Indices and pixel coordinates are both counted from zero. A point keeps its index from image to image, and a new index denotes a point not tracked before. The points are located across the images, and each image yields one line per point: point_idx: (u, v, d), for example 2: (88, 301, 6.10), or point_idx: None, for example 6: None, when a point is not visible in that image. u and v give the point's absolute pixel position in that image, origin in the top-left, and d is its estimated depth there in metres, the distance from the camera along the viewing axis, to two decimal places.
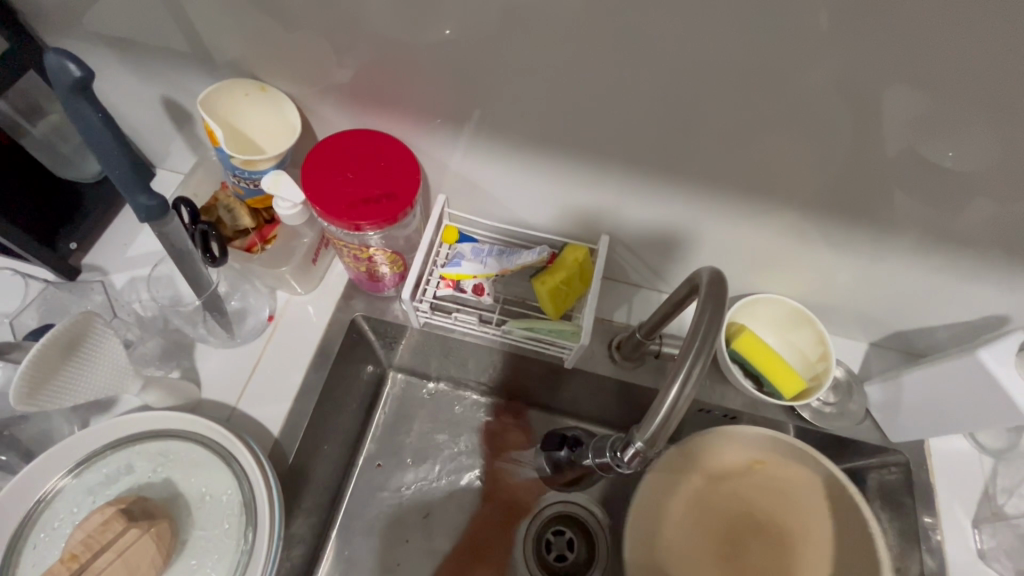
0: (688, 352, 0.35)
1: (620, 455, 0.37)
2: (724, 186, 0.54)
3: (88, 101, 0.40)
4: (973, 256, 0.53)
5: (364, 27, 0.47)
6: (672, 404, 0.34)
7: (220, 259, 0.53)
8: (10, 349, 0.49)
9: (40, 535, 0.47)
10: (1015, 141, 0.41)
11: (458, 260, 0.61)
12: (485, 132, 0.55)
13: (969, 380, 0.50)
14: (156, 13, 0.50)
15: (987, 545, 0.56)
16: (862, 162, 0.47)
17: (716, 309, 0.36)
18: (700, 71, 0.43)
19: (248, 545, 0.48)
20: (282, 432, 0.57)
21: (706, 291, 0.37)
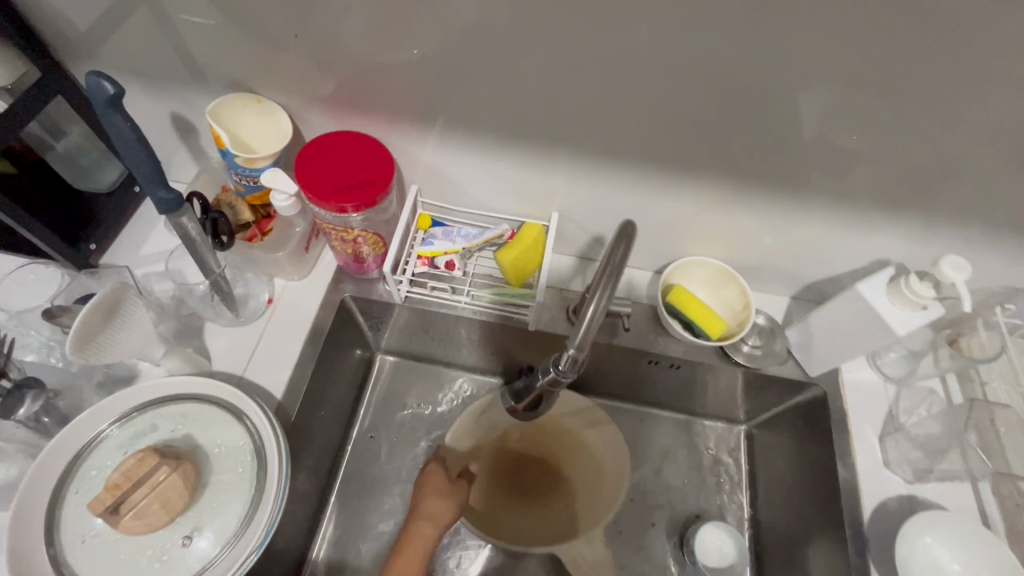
0: (599, 283, 0.43)
1: (559, 363, 0.47)
2: (650, 165, 0.65)
3: (121, 113, 0.50)
4: (855, 211, 0.65)
5: (343, 44, 0.57)
6: (590, 318, 0.44)
7: (228, 243, 0.64)
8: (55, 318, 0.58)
9: (80, 483, 0.54)
10: (860, 107, 0.53)
11: (431, 240, 0.73)
12: (449, 129, 0.66)
13: (856, 311, 0.61)
14: (169, 40, 0.61)
15: (891, 454, 0.66)
16: (751, 136, 0.58)
17: (623, 251, 0.43)
18: (613, 66, 0.54)
19: (261, 482, 0.57)
20: (284, 395, 0.66)
21: (615, 241, 0.43)
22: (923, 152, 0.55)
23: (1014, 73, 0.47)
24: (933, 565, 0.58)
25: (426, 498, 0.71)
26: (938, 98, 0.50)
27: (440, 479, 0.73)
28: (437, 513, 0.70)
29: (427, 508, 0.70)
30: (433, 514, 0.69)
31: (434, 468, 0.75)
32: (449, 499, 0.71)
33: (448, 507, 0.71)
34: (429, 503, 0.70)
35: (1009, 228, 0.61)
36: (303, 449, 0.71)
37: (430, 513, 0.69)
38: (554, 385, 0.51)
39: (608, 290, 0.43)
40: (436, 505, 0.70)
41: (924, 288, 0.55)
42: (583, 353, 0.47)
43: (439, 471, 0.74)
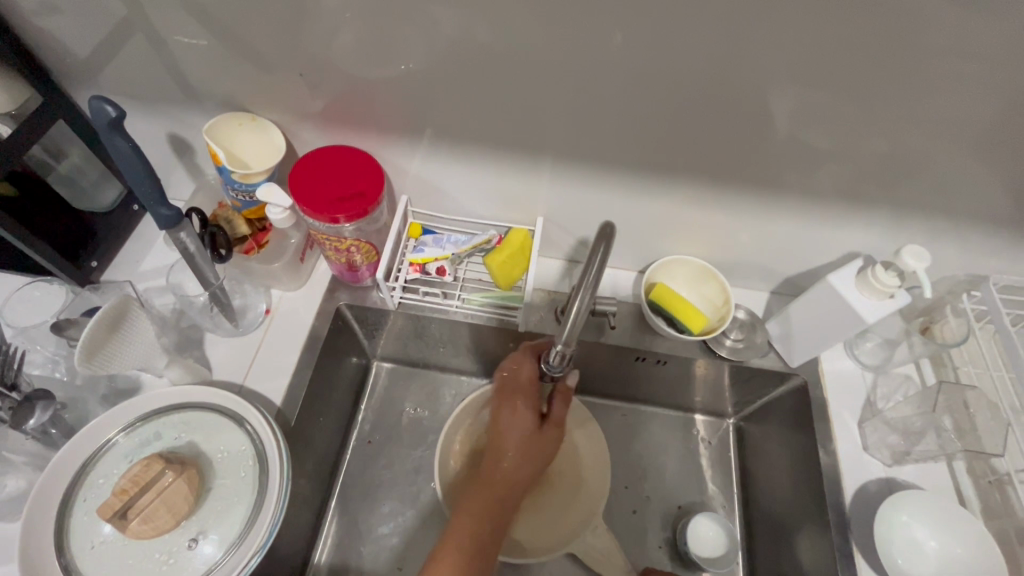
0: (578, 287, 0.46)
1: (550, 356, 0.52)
2: (628, 169, 0.68)
3: (122, 135, 0.52)
4: (825, 208, 0.68)
5: (333, 63, 0.60)
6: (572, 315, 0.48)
7: (226, 256, 0.67)
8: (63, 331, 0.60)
9: (89, 492, 0.56)
10: (821, 108, 0.56)
11: (421, 248, 0.76)
12: (436, 141, 0.69)
13: (828, 301, 0.64)
14: (166, 64, 0.64)
15: (870, 439, 0.69)
16: (722, 138, 0.62)
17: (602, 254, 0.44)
18: (588, 78, 0.57)
19: (263, 486, 0.58)
20: (283, 402, 0.68)
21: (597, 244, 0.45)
22: (882, 149, 0.59)
23: (958, 72, 0.50)
24: (912, 543, 0.61)
25: (502, 452, 0.60)
26: (892, 97, 0.54)
27: (531, 423, 0.61)
28: (508, 469, 0.59)
29: (505, 466, 0.59)
30: (507, 473, 0.59)
31: (519, 410, 0.61)
32: (530, 451, 0.60)
33: (523, 460, 0.60)
34: (509, 460, 0.59)
35: (967, 218, 0.65)
36: (303, 454, 0.73)
37: (504, 470, 0.59)
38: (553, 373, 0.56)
39: (588, 294, 0.46)
40: (511, 463, 0.60)
41: (889, 278, 0.59)
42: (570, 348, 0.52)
43: (527, 419, 0.61)
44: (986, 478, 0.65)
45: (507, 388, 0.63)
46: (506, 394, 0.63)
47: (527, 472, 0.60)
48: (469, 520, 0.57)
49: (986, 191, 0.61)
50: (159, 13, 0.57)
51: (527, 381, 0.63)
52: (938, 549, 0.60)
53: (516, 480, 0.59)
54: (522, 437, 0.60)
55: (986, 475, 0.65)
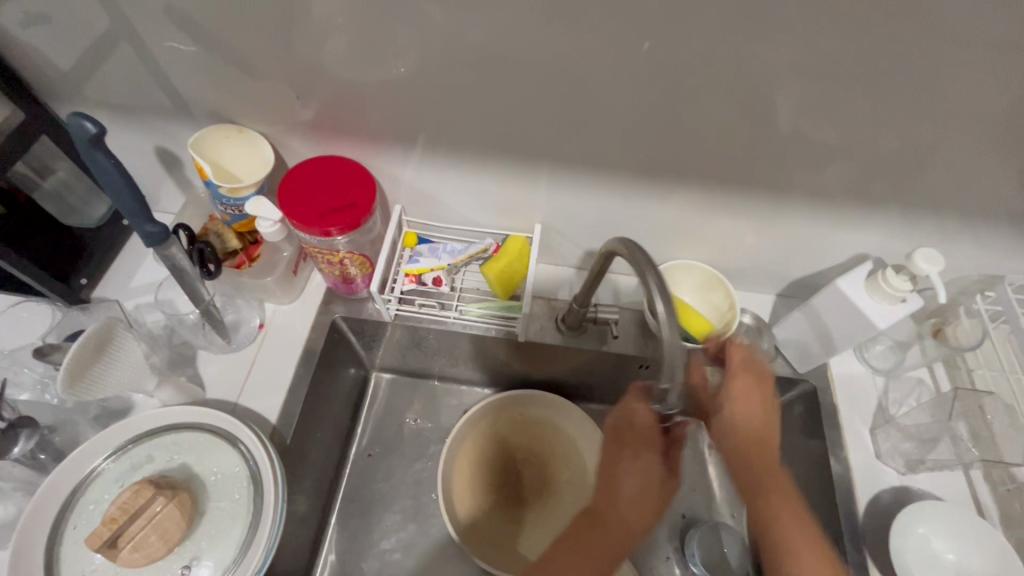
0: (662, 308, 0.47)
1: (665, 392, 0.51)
2: (628, 173, 0.66)
3: (103, 151, 0.51)
4: (832, 209, 0.66)
5: (321, 72, 0.59)
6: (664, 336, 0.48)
7: (216, 272, 0.65)
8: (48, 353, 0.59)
9: (79, 517, 0.55)
10: (825, 106, 0.54)
11: (417, 258, 0.74)
12: (429, 148, 0.67)
13: (837, 306, 0.62)
14: (152, 76, 0.62)
15: (883, 446, 0.67)
16: (723, 139, 0.60)
17: (649, 265, 0.48)
18: (583, 80, 0.55)
19: (257, 508, 0.57)
20: (278, 419, 0.67)
21: (639, 259, 0.49)
22: (890, 147, 0.57)
23: (969, 66, 0.48)
24: (932, 557, 0.58)
25: (619, 501, 0.57)
26: (899, 93, 0.52)
27: (654, 471, 0.57)
28: (630, 519, 0.56)
29: (628, 516, 0.56)
30: (629, 524, 0.56)
31: (642, 459, 0.57)
32: (653, 502, 0.57)
33: (645, 511, 0.56)
34: (634, 512, 0.56)
35: (980, 217, 0.63)
36: (301, 471, 0.71)
37: (624, 520, 0.56)
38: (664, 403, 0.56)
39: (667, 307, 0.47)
40: (631, 513, 0.56)
41: (900, 281, 0.57)
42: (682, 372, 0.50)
43: (651, 468, 0.57)
44: (1004, 485, 0.63)
45: (624, 432, 0.59)
46: (623, 438, 0.59)
47: (649, 520, 0.57)
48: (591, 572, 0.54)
49: (999, 189, 0.59)
50: (141, 24, 0.56)
51: (649, 429, 0.58)
52: (956, 561, 0.58)
53: (636, 527, 0.56)
54: (642, 486, 0.57)
55: (1004, 482, 0.63)
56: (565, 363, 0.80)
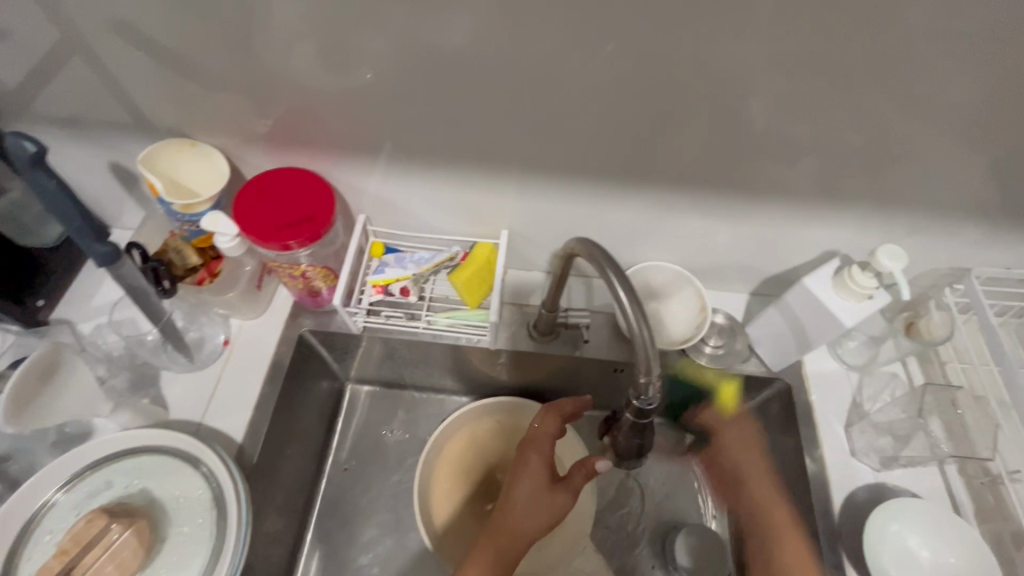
0: (633, 306, 0.46)
1: (649, 393, 0.49)
2: (592, 177, 0.65)
3: (46, 171, 0.49)
4: (799, 206, 0.65)
5: (273, 83, 0.57)
6: (640, 336, 0.46)
7: (170, 289, 0.63)
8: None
9: (33, 549, 0.53)
10: (781, 104, 0.54)
11: (382, 268, 0.72)
12: (390, 157, 0.66)
13: (805, 303, 0.61)
14: (100, 91, 0.61)
15: (858, 443, 0.66)
16: (683, 140, 0.59)
17: (609, 259, 0.47)
18: (538, 84, 0.55)
19: (220, 532, 0.55)
20: (244, 437, 0.65)
21: (597, 256, 0.48)
22: (852, 142, 0.56)
23: (921, 57, 0.48)
24: (905, 553, 0.58)
25: (507, 505, 0.59)
26: (853, 90, 0.51)
27: (540, 479, 0.60)
28: (514, 527, 0.58)
29: (511, 519, 0.58)
30: (509, 526, 0.58)
31: (530, 466, 0.61)
32: (537, 508, 0.59)
33: (527, 519, 0.58)
34: (513, 513, 0.58)
35: (944, 209, 0.62)
36: (271, 489, 0.70)
37: (505, 522, 0.58)
38: (641, 417, 0.51)
39: (636, 300, 0.46)
40: (514, 518, 0.58)
41: (866, 278, 0.56)
42: (656, 376, 0.48)
43: (537, 475, 0.61)
44: (979, 478, 0.63)
45: (525, 442, 0.64)
46: (521, 447, 0.64)
47: (532, 528, 0.58)
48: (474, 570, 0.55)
49: (961, 181, 0.59)
50: (81, 36, 0.54)
51: (545, 437, 0.63)
52: (931, 559, 0.57)
53: (523, 538, 0.58)
54: (532, 492, 0.60)
55: (978, 476, 0.63)
56: (540, 370, 0.80)
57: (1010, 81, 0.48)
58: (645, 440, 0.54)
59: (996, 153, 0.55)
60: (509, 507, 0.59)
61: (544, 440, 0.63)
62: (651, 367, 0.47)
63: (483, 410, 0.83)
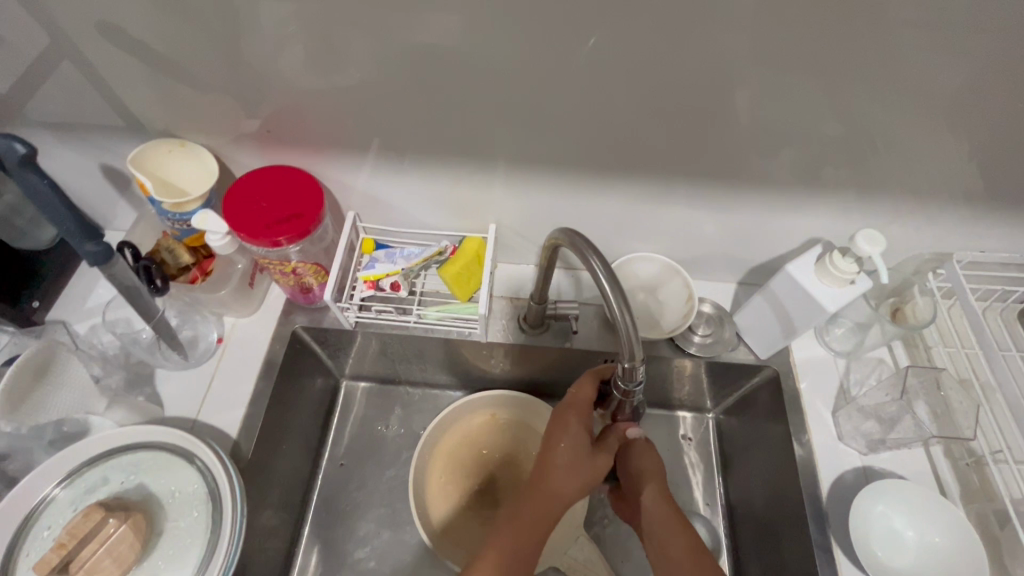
0: (614, 295, 0.46)
1: (632, 374, 0.50)
2: (576, 170, 0.66)
3: (36, 172, 0.50)
4: (781, 194, 0.66)
5: (259, 82, 0.58)
6: (622, 326, 0.46)
7: (163, 287, 0.65)
8: None
9: (31, 545, 0.54)
10: (758, 93, 0.54)
11: (373, 264, 0.73)
12: (377, 154, 0.67)
13: (789, 289, 0.62)
14: (88, 93, 0.61)
15: (845, 427, 0.67)
16: (663, 131, 0.60)
17: (592, 248, 0.47)
18: (519, 79, 0.55)
19: (216, 526, 0.56)
20: (239, 433, 0.66)
21: (580, 242, 0.49)
22: (832, 129, 0.57)
23: (893, 44, 0.49)
24: (890, 533, 0.59)
25: (547, 468, 0.59)
26: (828, 79, 0.52)
27: (581, 442, 0.60)
28: (557, 490, 0.58)
29: (555, 483, 0.58)
30: (552, 489, 0.58)
31: (572, 429, 0.61)
32: (581, 470, 0.59)
33: (566, 481, 0.58)
34: (558, 476, 0.58)
35: (925, 194, 0.63)
36: (266, 484, 0.71)
37: (550, 485, 0.58)
38: (628, 394, 0.54)
39: (618, 290, 0.46)
40: (556, 481, 0.58)
41: (847, 264, 0.57)
42: (640, 361, 0.49)
43: (579, 437, 0.60)
44: (964, 460, 0.64)
45: (565, 405, 0.63)
46: (560, 410, 0.63)
47: (572, 492, 0.59)
48: (515, 534, 0.56)
49: (940, 166, 0.59)
50: (68, 38, 0.55)
51: (584, 402, 0.63)
52: (917, 539, 0.58)
53: (563, 501, 0.58)
54: (572, 457, 0.59)
55: (963, 457, 0.64)
56: (532, 362, 0.81)
57: (983, 65, 0.49)
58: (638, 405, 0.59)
59: (973, 138, 0.56)
60: (547, 470, 0.59)
61: (581, 403, 0.62)
62: (633, 353, 0.48)
63: (476, 402, 0.84)
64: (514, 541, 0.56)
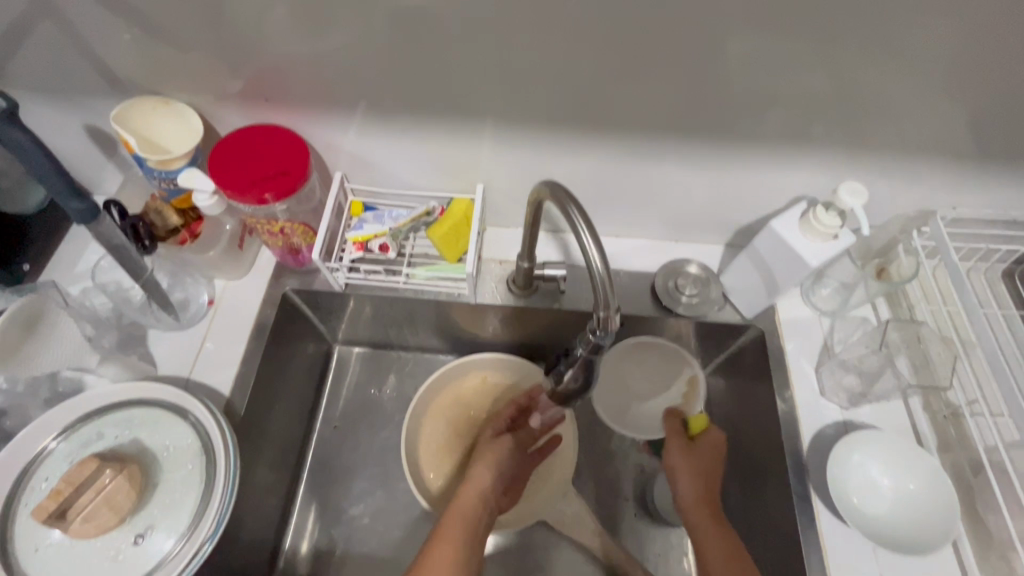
0: (588, 236, 0.46)
1: (603, 325, 0.48)
2: (563, 127, 0.66)
3: (19, 127, 0.50)
4: (769, 152, 0.66)
5: (238, 37, 0.57)
6: (597, 270, 0.46)
7: (151, 246, 0.65)
8: None
9: (30, 496, 0.55)
10: (748, 44, 0.53)
11: (361, 225, 0.73)
12: (362, 112, 0.66)
13: (773, 246, 0.63)
14: (66, 48, 0.60)
15: (827, 383, 0.69)
16: (652, 86, 0.59)
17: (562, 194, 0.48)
18: (505, 31, 0.54)
19: (210, 477, 0.58)
20: (232, 391, 0.68)
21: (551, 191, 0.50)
22: (822, 82, 0.56)
23: None
24: (866, 481, 0.61)
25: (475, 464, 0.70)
26: (820, 29, 0.51)
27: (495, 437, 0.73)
28: (485, 482, 0.68)
29: (479, 466, 0.69)
30: (480, 479, 0.68)
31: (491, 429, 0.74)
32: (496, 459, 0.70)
33: (491, 475, 0.69)
34: (479, 461, 0.70)
35: (914, 149, 0.63)
36: (260, 442, 0.72)
37: (479, 476, 0.68)
38: (594, 354, 0.50)
39: (593, 234, 0.46)
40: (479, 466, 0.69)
41: (829, 218, 0.58)
42: (615, 311, 0.47)
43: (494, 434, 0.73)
44: (942, 413, 0.65)
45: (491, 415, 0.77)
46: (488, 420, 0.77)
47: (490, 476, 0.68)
48: (461, 510, 0.64)
49: (931, 119, 0.59)
50: None
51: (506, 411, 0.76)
52: (892, 488, 0.60)
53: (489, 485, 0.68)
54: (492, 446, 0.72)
55: (941, 410, 0.65)
56: (522, 325, 0.82)
57: (979, 9, 0.48)
58: (593, 378, 0.54)
59: (966, 89, 0.55)
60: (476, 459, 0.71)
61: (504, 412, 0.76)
62: (607, 299, 0.47)
63: (468, 365, 0.85)
64: (453, 513, 0.63)
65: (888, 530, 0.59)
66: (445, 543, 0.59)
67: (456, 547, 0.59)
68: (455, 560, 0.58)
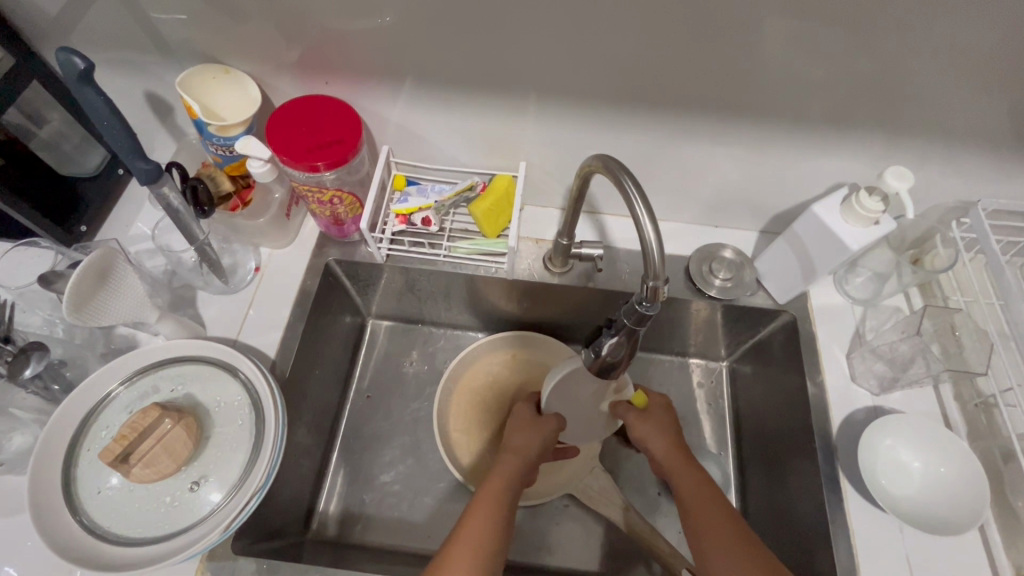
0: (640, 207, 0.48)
1: (648, 296, 0.48)
2: (611, 109, 0.67)
3: (92, 87, 0.52)
4: (814, 137, 0.67)
5: (305, 13, 0.59)
6: (650, 234, 0.47)
7: (209, 211, 0.66)
8: (56, 280, 0.60)
9: (92, 444, 0.58)
10: (806, 28, 0.54)
11: (405, 198, 0.76)
12: (416, 87, 0.68)
13: (814, 229, 0.64)
14: (137, 16, 0.62)
15: (857, 368, 0.70)
16: (706, 70, 0.60)
17: (619, 168, 0.50)
18: (567, 13, 0.56)
19: (258, 433, 0.60)
20: (277, 354, 0.70)
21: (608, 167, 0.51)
22: (877, 68, 0.57)
23: None
24: (895, 464, 0.62)
25: (512, 434, 0.68)
26: (882, 15, 0.52)
27: (525, 416, 0.70)
28: (523, 455, 0.65)
29: (516, 442, 0.67)
30: (520, 448, 0.66)
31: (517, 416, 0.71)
32: (535, 436, 0.67)
33: (531, 448, 0.66)
34: (515, 437, 0.67)
35: (961, 141, 0.63)
36: (301, 405, 0.75)
37: (519, 447, 0.66)
38: (638, 326, 0.50)
39: (648, 210, 0.48)
40: (516, 442, 0.67)
41: (873, 203, 0.58)
42: (663, 282, 0.48)
43: (522, 414, 0.71)
44: (973, 402, 0.66)
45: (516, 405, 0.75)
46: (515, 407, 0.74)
47: (533, 451, 0.66)
48: (495, 482, 0.61)
49: (980, 110, 0.59)
50: None
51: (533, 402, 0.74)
52: (922, 471, 0.61)
53: (529, 459, 0.65)
54: (521, 425, 0.69)
55: (972, 399, 0.66)
56: (556, 305, 0.83)
57: None
58: (632, 351, 0.54)
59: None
60: (511, 437, 0.68)
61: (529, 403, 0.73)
62: (656, 262, 0.48)
63: (493, 341, 0.87)
64: (486, 489, 0.60)
65: (919, 512, 0.60)
66: (479, 517, 0.56)
67: (495, 511, 0.57)
68: (494, 523, 0.56)
